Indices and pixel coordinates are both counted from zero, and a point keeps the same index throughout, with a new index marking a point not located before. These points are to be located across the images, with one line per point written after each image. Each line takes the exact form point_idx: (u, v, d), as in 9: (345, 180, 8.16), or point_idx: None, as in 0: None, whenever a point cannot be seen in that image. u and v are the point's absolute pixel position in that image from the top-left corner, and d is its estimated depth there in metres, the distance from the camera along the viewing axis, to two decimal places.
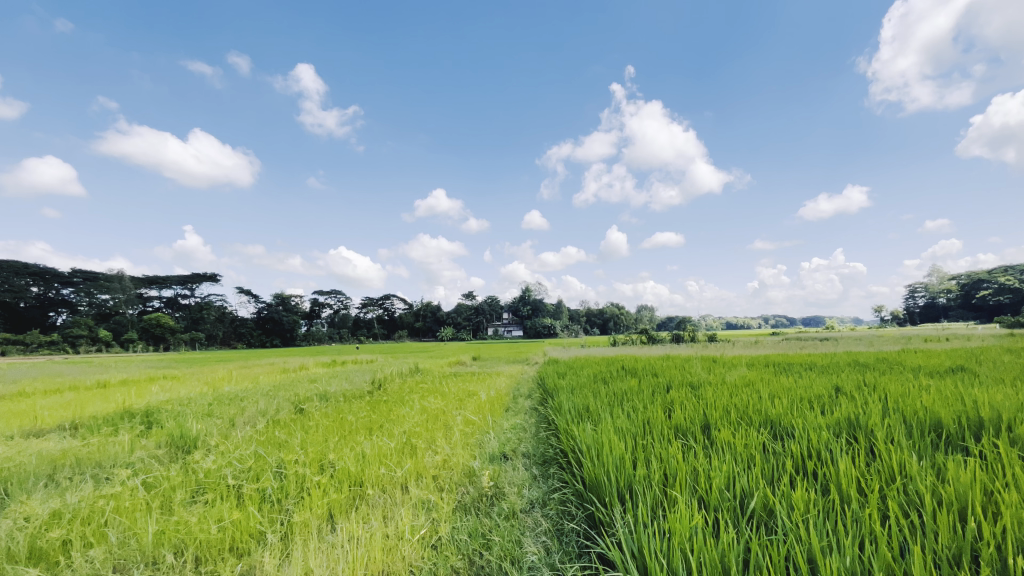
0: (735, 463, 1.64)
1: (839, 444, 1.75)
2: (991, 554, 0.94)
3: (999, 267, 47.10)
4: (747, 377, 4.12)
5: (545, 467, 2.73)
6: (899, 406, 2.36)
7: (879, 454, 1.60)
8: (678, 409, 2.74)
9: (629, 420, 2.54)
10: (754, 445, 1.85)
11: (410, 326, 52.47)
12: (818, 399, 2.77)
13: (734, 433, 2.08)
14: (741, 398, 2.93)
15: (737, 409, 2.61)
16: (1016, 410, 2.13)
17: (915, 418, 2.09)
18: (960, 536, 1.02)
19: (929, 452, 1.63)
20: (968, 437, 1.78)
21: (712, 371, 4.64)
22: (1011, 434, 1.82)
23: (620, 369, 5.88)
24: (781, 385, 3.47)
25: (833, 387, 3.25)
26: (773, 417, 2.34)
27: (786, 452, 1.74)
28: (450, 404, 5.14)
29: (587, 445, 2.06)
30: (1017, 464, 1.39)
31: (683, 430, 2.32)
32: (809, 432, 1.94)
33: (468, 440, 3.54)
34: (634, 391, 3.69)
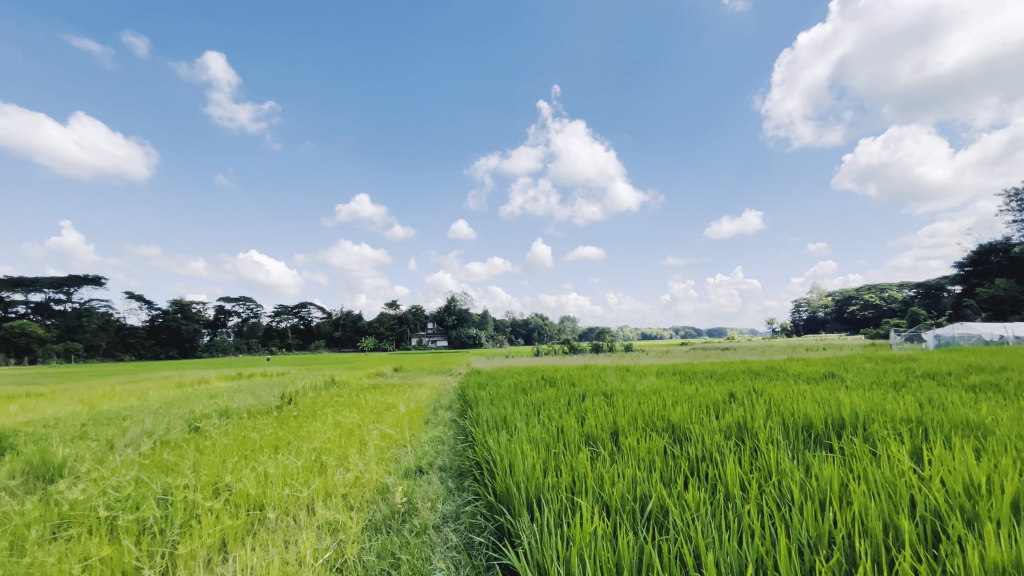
0: (636, 468, 1.74)
1: (727, 447, 1.91)
2: (841, 541, 1.07)
3: (863, 288, 54.66)
4: (654, 385, 4.36)
5: (460, 480, 2.70)
6: (778, 409, 2.63)
7: (759, 453, 1.78)
8: (589, 417, 2.85)
9: (544, 430, 2.59)
10: (655, 451, 1.97)
11: (328, 336, 49.88)
12: (714, 405, 3.01)
13: (639, 439, 2.21)
14: (648, 405, 3.12)
15: (641, 416, 2.76)
16: (868, 411, 2.47)
17: (791, 420, 2.34)
18: (820, 524, 1.16)
19: (800, 450, 1.82)
20: (832, 437, 2.02)
21: (625, 380, 4.90)
22: (863, 433, 2.10)
23: (541, 378, 6.02)
24: (684, 393, 3.72)
25: (728, 393, 3.54)
26: (674, 423, 2.50)
27: (682, 456, 1.87)
28: (367, 418, 4.93)
29: (500, 456, 2.07)
30: (865, 461, 1.60)
31: (593, 437, 2.42)
32: (704, 437, 2.10)
33: (384, 456, 3.42)
34: (552, 401, 3.77)
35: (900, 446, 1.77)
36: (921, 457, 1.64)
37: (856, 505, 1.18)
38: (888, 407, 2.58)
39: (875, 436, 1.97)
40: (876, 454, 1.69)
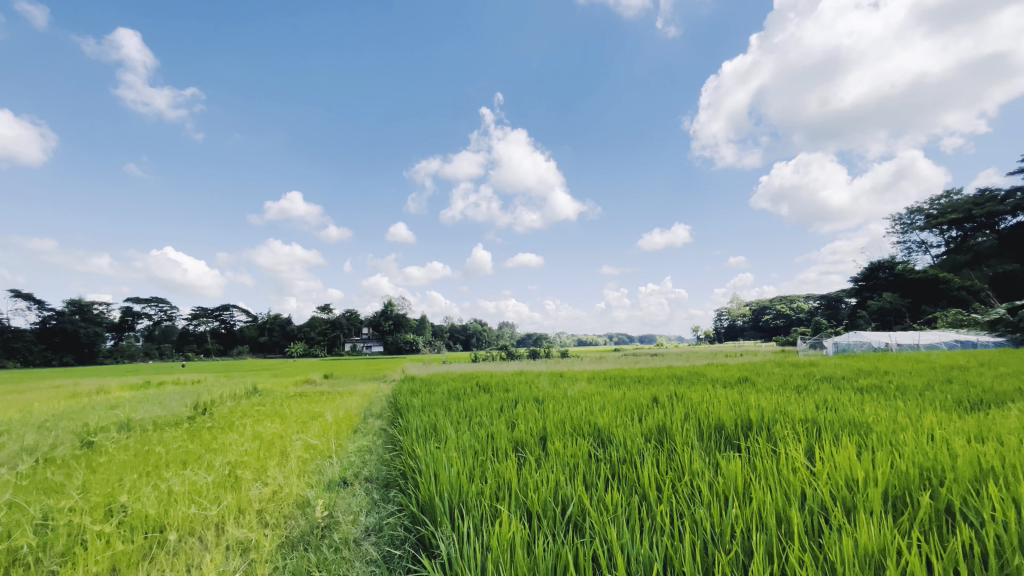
0: (560, 473, 1.77)
1: (647, 449, 2.00)
2: (742, 536, 1.15)
3: (777, 299, 59.49)
4: (584, 390, 4.48)
5: (386, 490, 2.62)
6: (695, 412, 2.78)
7: (676, 455, 1.88)
8: (520, 423, 2.87)
9: (473, 437, 2.58)
10: (580, 455, 2.03)
11: (252, 341, 46.70)
12: (638, 409, 3.14)
13: (564, 444, 2.27)
14: (577, 410, 3.19)
15: (570, 421, 2.82)
16: (773, 413, 2.67)
17: (706, 422, 2.49)
18: (723, 520, 1.24)
19: (711, 450, 1.94)
20: (741, 438, 2.17)
21: (556, 386, 4.98)
22: (766, 433, 2.27)
23: (475, 385, 5.99)
24: (612, 397, 3.85)
25: (651, 397, 3.71)
26: (600, 427, 2.58)
27: (605, 459, 1.94)
28: (290, 428, 4.66)
29: (426, 465, 2.04)
30: (766, 461, 1.72)
31: (522, 443, 2.45)
32: (626, 440, 2.19)
33: (306, 467, 3.24)
34: (483, 407, 3.76)
35: (796, 445, 1.94)
36: (816, 455, 1.80)
37: (755, 504, 1.27)
38: (789, 409, 2.82)
39: (777, 436, 2.14)
40: (776, 453, 1.83)
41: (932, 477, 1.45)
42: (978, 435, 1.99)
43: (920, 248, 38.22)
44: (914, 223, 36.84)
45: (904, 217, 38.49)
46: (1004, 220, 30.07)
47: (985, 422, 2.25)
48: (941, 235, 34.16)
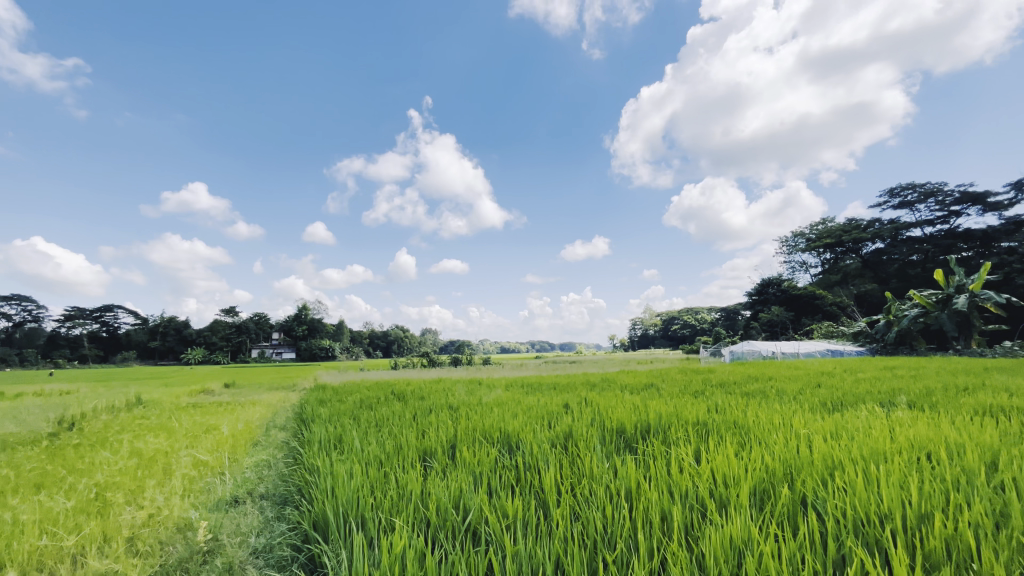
0: (465, 481, 1.77)
1: (551, 456, 2.05)
2: (633, 538, 1.20)
3: (684, 311, 64.18)
4: (500, 398, 4.49)
5: (283, 508, 2.45)
6: (601, 418, 2.89)
7: (577, 460, 1.95)
8: (431, 432, 2.82)
9: (382, 446, 2.49)
10: (486, 464, 2.03)
11: (140, 346, 41.78)
12: (549, 415, 3.22)
13: (473, 452, 2.26)
14: (491, 418, 3.20)
15: (480, 429, 2.82)
16: (672, 418, 2.84)
17: (610, 427, 2.60)
18: (617, 522, 1.30)
19: (611, 454, 2.03)
20: (640, 442, 2.29)
21: (474, 393, 4.96)
22: (663, 437, 2.42)
23: (389, 393, 5.81)
24: (526, 404, 3.91)
25: (563, 404, 3.82)
26: (511, 434, 2.61)
27: (511, 466, 1.97)
28: (177, 443, 4.20)
29: (326, 479, 1.95)
30: (659, 463, 1.84)
31: (431, 452, 2.41)
32: (533, 447, 2.22)
33: (193, 486, 2.93)
34: (396, 416, 3.66)
35: (686, 446, 2.09)
36: (700, 457, 1.95)
37: (646, 507, 1.35)
38: (685, 413, 3.02)
39: (672, 439, 2.30)
40: (669, 455, 1.96)
41: (791, 472, 1.63)
42: (833, 433, 2.28)
43: (801, 267, 43.24)
44: (797, 245, 41.67)
45: (789, 240, 43.38)
46: (865, 246, 34.94)
47: (840, 422, 2.58)
48: (819, 256, 38.84)
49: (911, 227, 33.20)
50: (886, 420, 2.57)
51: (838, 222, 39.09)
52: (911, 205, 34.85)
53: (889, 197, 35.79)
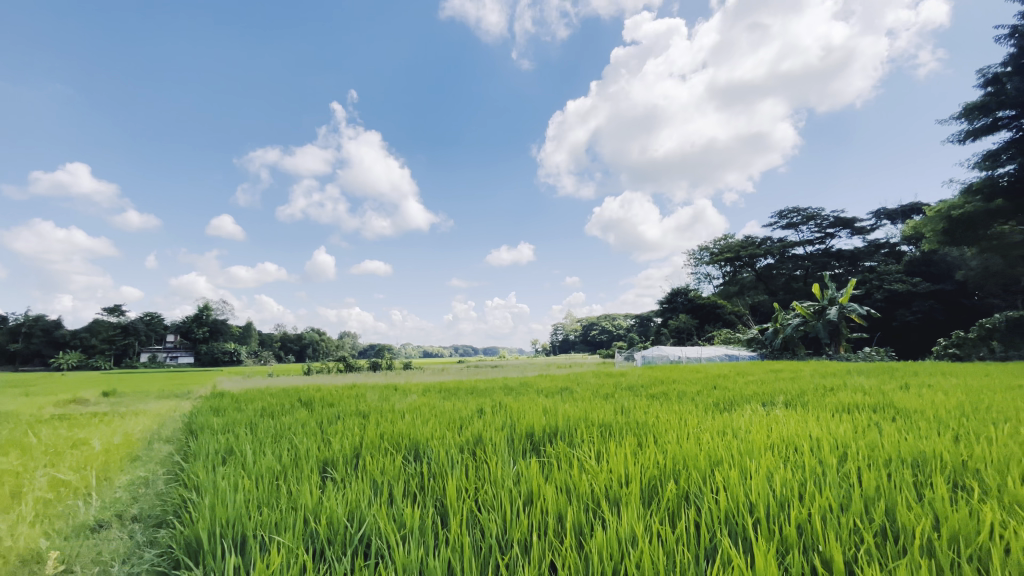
0: (366, 492, 1.69)
1: (456, 461, 2.03)
2: (530, 541, 1.21)
3: (602, 317, 67.25)
4: (415, 404, 4.37)
5: (159, 531, 2.18)
6: (511, 423, 2.90)
7: (482, 466, 1.95)
8: (334, 440, 2.68)
9: (279, 458, 2.32)
10: (388, 473, 1.95)
11: None
12: (461, 420, 3.18)
13: (377, 460, 2.18)
14: (401, 424, 3.10)
15: (387, 436, 2.72)
16: (579, 421, 2.92)
17: (519, 431, 2.63)
18: (514, 526, 1.31)
19: (517, 458, 2.05)
20: (547, 445, 2.32)
21: (387, 399, 4.78)
22: (569, 440, 2.47)
23: (297, 400, 5.45)
24: (439, 410, 3.85)
25: (477, 408, 3.80)
26: (419, 440, 2.56)
27: (416, 474, 1.92)
28: (31, 462, 3.59)
29: (207, 495, 1.77)
30: (561, 466, 1.89)
31: (332, 462, 2.28)
32: (440, 454, 2.19)
33: (47, 511, 2.52)
34: (299, 424, 3.42)
35: (589, 449, 2.17)
36: (601, 458, 2.02)
37: (545, 511, 1.37)
38: (593, 416, 3.13)
39: (576, 442, 2.37)
40: (572, 459, 2.01)
41: (677, 469, 1.74)
42: (719, 431, 2.47)
43: (706, 279, 47.04)
44: (702, 258, 45.30)
45: (696, 253, 47.04)
46: (759, 261, 38.82)
47: (727, 421, 2.80)
48: (721, 268, 42.46)
49: (796, 246, 37.43)
50: (765, 419, 2.84)
51: (737, 238, 43.06)
52: (796, 226, 39.29)
53: (779, 218, 40.11)
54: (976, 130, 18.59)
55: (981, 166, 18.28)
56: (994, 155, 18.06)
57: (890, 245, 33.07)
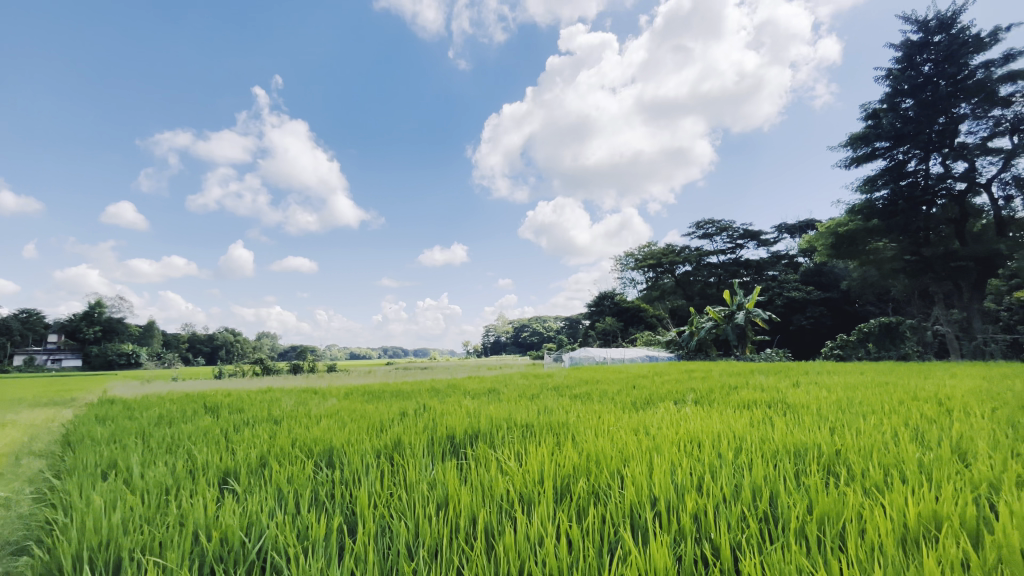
0: (270, 502, 1.59)
1: (371, 468, 1.95)
2: (444, 545, 1.20)
3: (533, 320, 68.36)
4: (334, 408, 4.16)
5: (16, 560, 1.89)
6: (432, 425, 2.85)
7: (398, 470, 1.90)
8: (240, 448, 2.49)
9: (172, 470, 2.12)
10: (295, 481, 1.84)
11: None
12: (380, 425, 3.07)
13: (286, 467, 2.06)
14: (315, 429, 2.95)
15: (300, 443, 2.57)
16: (500, 422, 2.92)
17: (440, 434, 2.59)
18: (431, 530, 1.29)
19: (436, 461, 2.02)
20: (466, 448, 2.31)
21: (302, 403, 4.51)
22: (489, 441, 2.47)
23: (198, 406, 4.99)
24: (360, 414, 3.70)
25: (400, 412, 3.69)
26: (333, 446, 2.44)
27: (328, 481, 1.83)
28: None
29: (78, 514, 1.57)
30: (480, 468, 1.88)
31: (235, 472, 2.12)
32: (354, 459, 2.10)
33: None
34: (202, 432, 3.14)
35: (509, 449, 2.18)
36: (519, 459, 2.04)
37: (461, 515, 1.36)
38: (515, 416, 3.16)
39: (497, 443, 2.38)
40: (491, 460, 2.01)
41: (593, 467, 1.80)
42: (633, 429, 2.58)
43: (631, 283, 49.38)
44: (628, 264, 47.52)
45: (622, 259, 49.21)
46: (678, 268, 41.36)
47: (641, 419, 2.94)
48: (645, 274, 44.75)
49: (710, 255, 40.35)
50: (676, 416, 3.02)
51: (659, 246, 45.61)
52: (711, 236, 42.34)
53: (696, 229, 43.01)
54: (858, 158, 21.19)
55: (861, 190, 20.85)
56: (871, 181, 20.66)
57: (789, 256, 36.62)
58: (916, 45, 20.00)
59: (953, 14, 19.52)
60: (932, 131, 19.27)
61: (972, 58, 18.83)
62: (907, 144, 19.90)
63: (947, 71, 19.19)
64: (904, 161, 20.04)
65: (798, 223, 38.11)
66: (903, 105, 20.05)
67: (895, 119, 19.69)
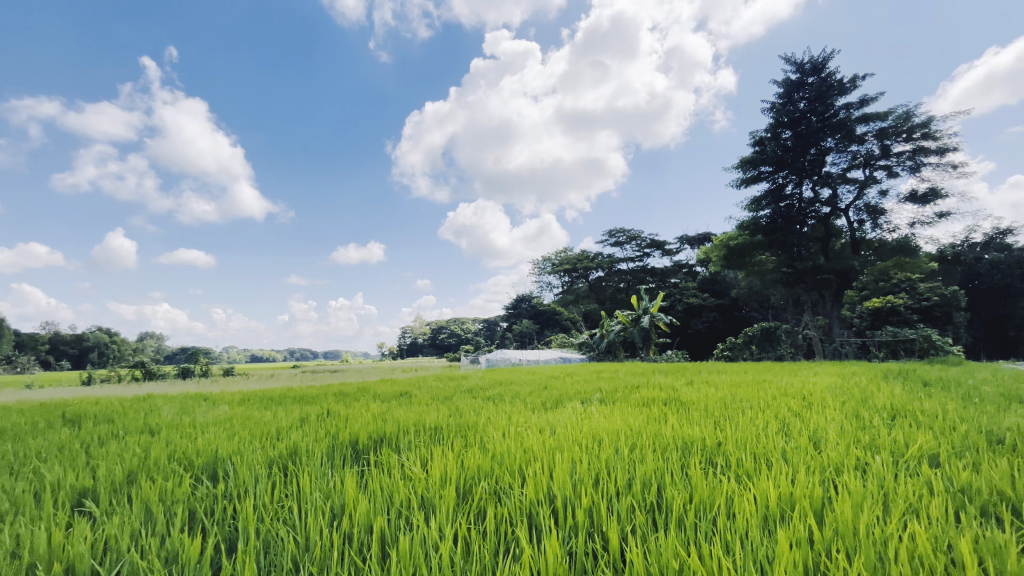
0: (136, 522, 1.42)
1: (261, 478, 1.81)
2: (336, 556, 1.15)
3: (452, 322, 67.74)
4: (225, 415, 3.81)
5: None
6: (334, 431, 2.71)
7: (291, 480, 1.78)
8: (103, 465, 2.17)
9: (9, 494, 1.79)
10: (171, 496, 1.66)
11: None
12: (276, 432, 2.87)
13: (163, 482, 1.85)
14: (200, 440, 2.68)
15: (177, 456, 2.31)
16: (408, 426, 2.85)
17: (341, 440, 2.47)
18: (326, 540, 1.22)
19: (337, 468, 1.92)
20: (371, 453, 2.22)
21: (188, 412, 4.08)
22: (395, 447, 2.39)
23: (56, 418, 4.32)
24: (256, 421, 3.42)
25: (300, 418, 3.47)
26: (220, 457, 2.23)
27: (211, 495, 1.67)
28: None
29: None
30: (382, 473, 1.83)
31: (96, 491, 1.86)
32: (242, 471, 1.93)
33: None
34: (55, 448, 2.71)
35: (414, 454, 2.14)
36: (423, 462, 2.00)
37: (358, 522, 1.32)
38: (424, 419, 3.10)
39: (403, 447, 2.32)
40: (393, 465, 1.96)
41: (498, 468, 1.82)
42: (540, 429, 2.64)
43: (548, 287, 50.87)
44: (545, 268, 48.90)
45: (540, 263, 50.48)
46: (591, 273, 43.27)
47: (550, 419, 3.01)
48: (561, 278, 46.30)
49: (621, 262, 42.71)
50: (581, 415, 3.15)
51: (575, 252, 47.42)
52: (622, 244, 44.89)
53: (608, 236, 45.36)
54: (748, 179, 23.54)
55: (748, 208, 23.31)
56: (757, 201, 23.10)
57: (689, 265, 39.81)
58: (794, 83, 22.82)
59: (823, 59, 22.52)
60: (806, 160, 22.13)
61: (837, 100, 21.90)
62: (785, 170, 22.55)
63: (818, 108, 22.08)
64: (784, 185, 22.67)
65: (697, 235, 41.58)
66: (783, 135, 22.77)
67: (777, 147, 22.26)
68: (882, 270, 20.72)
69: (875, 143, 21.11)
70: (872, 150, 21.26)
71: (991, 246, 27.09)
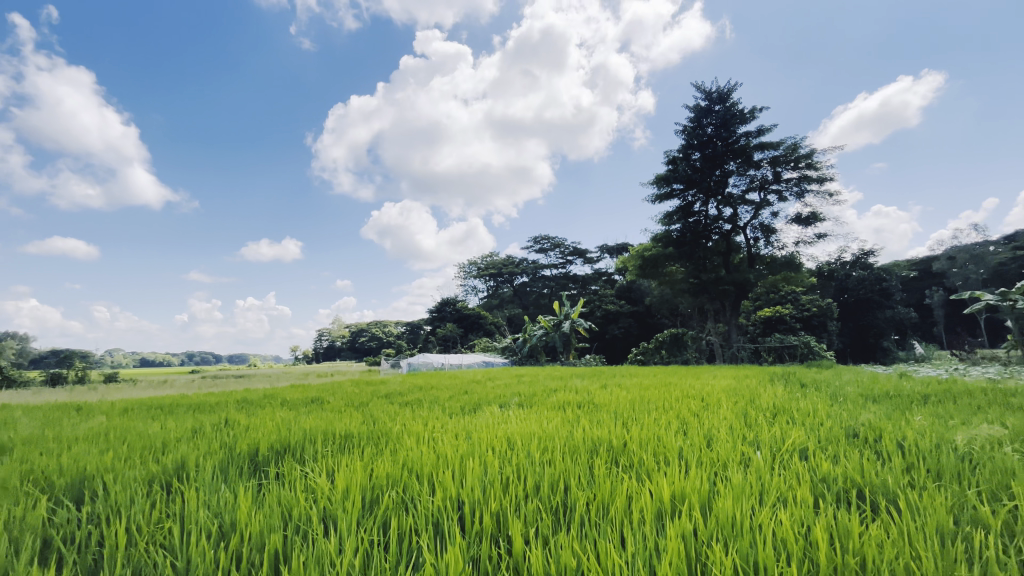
0: None
1: (138, 497, 1.63)
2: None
3: (372, 325, 65.23)
4: (100, 427, 3.37)
5: None
6: (233, 441, 2.50)
7: (173, 499, 1.61)
8: None
9: None
10: (21, 522, 1.44)
11: None
12: (162, 445, 2.59)
13: (13, 506, 1.61)
14: (65, 456, 2.34)
15: (33, 476, 2.01)
16: (317, 434, 2.70)
17: (240, 452, 2.29)
18: (213, 559, 1.13)
19: (231, 482, 1.78)
20: (273, 465, 2.07)
21: (53, 424, 3.56)
22: (299, 457, 2.24)
23: None
24: (138, 433, 3.07)
25: (192, 428, 3.15)
26: (91, 476, 1.97)
27: (74, 519, 1.47)
28: None
29: None
30: (282, 484, 1.72)
31: None
32: (115, 489, 1.73)
33: None
34: None
35: (320, 464, 2.03)
36: (328, 473, 1.90)
37: (252, 538, 1.23)
38: (334, 427, 2.97)
39: (307, 458, 2.19)
40: (295, 476, 1.85)
41: (408, 475, 1.78)
42: (455, 435, 2.63)
43: (473, 291, 50.82)
44: (471, 272, 48.81)
45: (465, 267, 50.31)
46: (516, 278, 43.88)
47: (467, 424, 3.00)
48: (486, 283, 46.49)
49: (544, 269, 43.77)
50: (498, 419, 3.18)
51: (500, 257, 47.89)
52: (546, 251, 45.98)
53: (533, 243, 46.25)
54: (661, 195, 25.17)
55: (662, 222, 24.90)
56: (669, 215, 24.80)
57: (608, 274, 41.73)
58: (703, 110, 24.81)
59: (728, 90, 24.66)
60: (711, 181, 24.24)
61: (739, 128, 24.08)
62: (694, 189, 24.42)
63: (722, 134, 24.14)
64: (692, 202, 24.51)
65: (616, 245, 43.72)
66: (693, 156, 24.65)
67: (687, 167, 24.05)
68: (772, 283, 23.11)
69: (768, 169, 23.51)
70: (766, 175, 23.67)
71: (858, 264, 30.96)
